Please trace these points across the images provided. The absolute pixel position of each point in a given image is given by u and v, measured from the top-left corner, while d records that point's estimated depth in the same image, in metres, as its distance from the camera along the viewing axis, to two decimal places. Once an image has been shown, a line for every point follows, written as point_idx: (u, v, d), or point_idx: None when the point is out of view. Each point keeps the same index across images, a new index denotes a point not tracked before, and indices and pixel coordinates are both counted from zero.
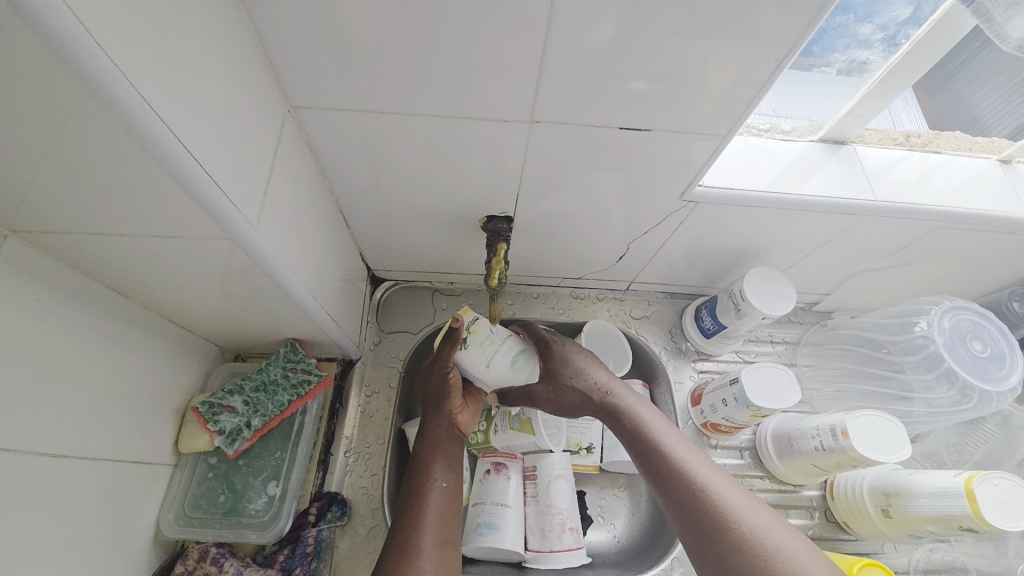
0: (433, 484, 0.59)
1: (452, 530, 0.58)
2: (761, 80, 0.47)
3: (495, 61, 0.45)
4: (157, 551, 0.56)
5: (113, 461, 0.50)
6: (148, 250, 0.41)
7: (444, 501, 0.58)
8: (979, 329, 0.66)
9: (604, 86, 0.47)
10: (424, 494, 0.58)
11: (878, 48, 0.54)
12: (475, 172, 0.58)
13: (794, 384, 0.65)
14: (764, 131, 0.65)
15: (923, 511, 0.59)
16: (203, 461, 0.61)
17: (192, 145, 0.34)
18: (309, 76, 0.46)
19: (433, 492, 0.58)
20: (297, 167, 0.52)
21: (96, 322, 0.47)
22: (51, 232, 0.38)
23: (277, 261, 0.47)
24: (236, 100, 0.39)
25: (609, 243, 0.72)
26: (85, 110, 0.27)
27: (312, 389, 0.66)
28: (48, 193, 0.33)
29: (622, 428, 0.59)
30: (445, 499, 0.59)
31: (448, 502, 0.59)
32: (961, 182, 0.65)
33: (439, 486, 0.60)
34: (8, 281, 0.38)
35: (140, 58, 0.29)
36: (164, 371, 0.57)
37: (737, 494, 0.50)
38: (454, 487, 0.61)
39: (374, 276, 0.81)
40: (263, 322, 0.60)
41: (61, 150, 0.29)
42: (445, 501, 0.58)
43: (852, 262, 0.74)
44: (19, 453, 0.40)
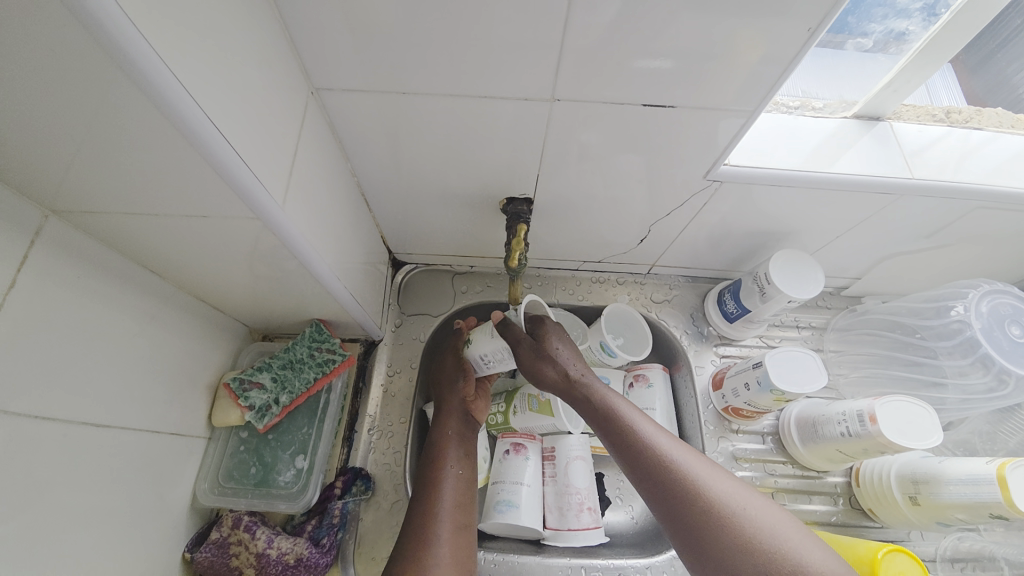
0: (449, 469, 0.60)
1: (470, 515, 0.58)
2: (793, 54, 0.45)
3: (515, 38, 0.44)
4: (193, 519, 0.59)
5: (151, 433, 0.53)
6: (180, 229, 0.43)
7: (458, 484, 0.59)
8: (1019, 314, 0.63)
9: (628, 64, 0.46)
10: (439, 478, 0.59)
11: (918, 17, 0.52)
12: (495, 154, 0.58)
13: (820, 369, 0.64)
14: (794, 108, 0.63)
15: (952, 499, 0.57)
16: (235, 435, 0.64)
17: (223, 127, 0.35)
18: (331, 58, 0.46)
19: (448, 475, 0.59)
20: (320, 149, 0.52)
21: (133, 301, 0.49)
22: (90, 212, 0.39)
23: (303, 242, 0.48)
24: (262, 82, 0.40)
25: (630, 225, 0.71)
26: (118, 90, 0.28)
27: (337, 368, 0.68)
28: (87, 174, 0.35)
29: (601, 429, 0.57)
30: (460, 484, 0.60)
31: (462, 487, 0.59)
32: (1004, 160, 0.62)
33: (454, 470, 0.61)
34: (52, 259, 0.40)
35: (169, 39, 0.29)
36: (197, 349, 0.59)
37: (720, 480, 0.49)
38: (467, 472, 0.62)
39: (396, 259, 0.82)
40: (289, 303, 0.61)
41: (98, 130, 0.31)
42: (461, 487, 0.59)
43: (885, 244, 0.71)
44: (65, 423, 0.42)
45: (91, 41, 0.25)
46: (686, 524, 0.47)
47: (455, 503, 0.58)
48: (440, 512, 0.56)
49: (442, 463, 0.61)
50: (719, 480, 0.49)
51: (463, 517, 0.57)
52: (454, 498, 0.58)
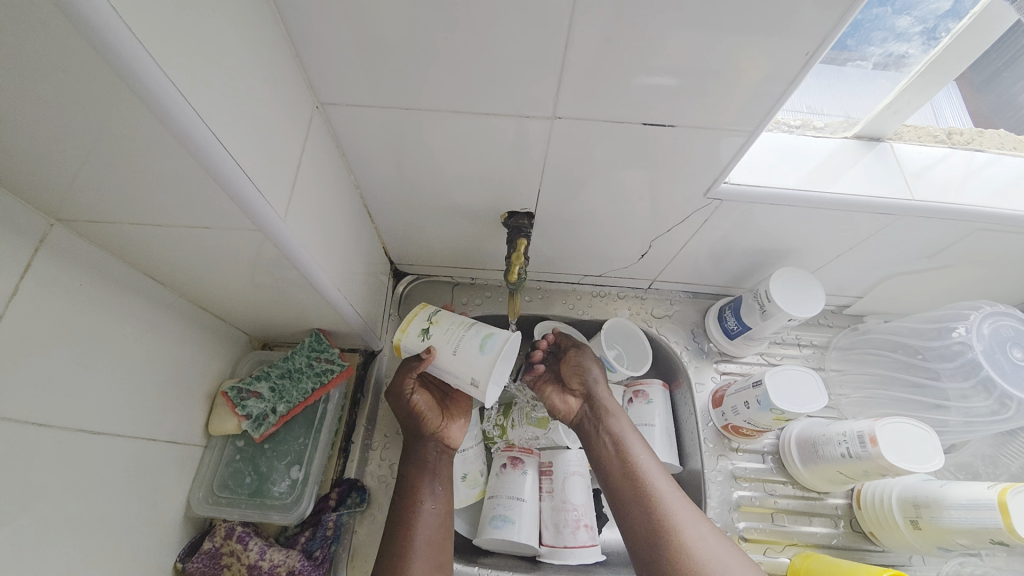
0: (423, 504, 0.60)
1: (447, 553, 0.59)
2: (793, 75, 0.45)
3: (517, 57, 0.45)
4: (187, 528, 0.59)
5: (147, 441, 0.53)
6: (184, 239, 0.43)
7: (436, 523, 0.60)
8: (1022, 336, 0.63)
9: (628, 83, 0.47)
10: (413, 516, 0.59)
11: (918, 40, 0.52)
12: (497, 169, 0.58)
13: (821, 390, 0.63)
14: (795, 128, 0.63)
15: (954, 523, 0.56)
16: (232, 443, 0.64)
17: (226, 139, 0.35)
18: (337, 73, 0.47)
19: (421, 513, 0.60)
20: (324, 161, 0.53)
21: (134, 308, 0.49)
22: (95, 221, 0.40)
23: (304, 253, 0.48)
24: (268, 96, 0.41)
25: (631, 240, 0.71)
26: (124, 105, 0.28)
27: (335, 377, 0.67)
28: (92, 184, 0.35)
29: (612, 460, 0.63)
30: (436, 520, 0.60)
31: (439, 524, 0.60)
32: (1008, 182, 0.62)
33: (429, 505, 0.61)
34: (55, 267, 0.40)
35: (177, 55, 0.30)
36: (197, 356, 0.60)
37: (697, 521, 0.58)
38: (445, 506, 0.62)
39: (397, 269, 0.83)
40: (290, 313, 0.62)
41: (103, 142, 0.31)
42: (436, 522, 0.60)
43: (887, 264, 0.71)
44: (61, 429, 0.42)
45: (95, 55, 0.26)
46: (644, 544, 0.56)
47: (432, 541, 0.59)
48: (413, 549, 0.57)
49: (415, 501, 0.60)
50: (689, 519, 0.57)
51: (439, 556, 0.59)
52: (430, 534, 0.59)
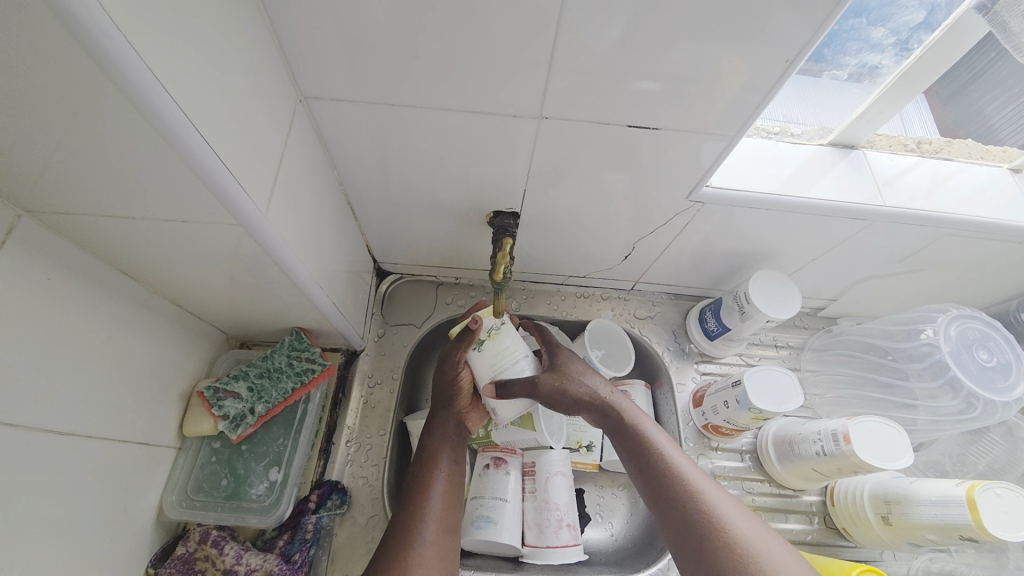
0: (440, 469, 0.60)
1: (456, 519, 0.57)
2: (773, 82, 0.47)
3: (504, 57, 0.45)
4: (159, 533, 0.57)
5: (118, 442, 0.51)
6: (159, 233, 0.42)
7: (449, 488, 0.59)
8: (986, 338, 0.65)
9: (614, 86, 0.47)
10: (428, 481, 0.58)
11: (891, 51, 0.54)
12: (483, 168, 0.58)
13: (795, 389, 0.65)
14: (774, 134, 0.65)
15: (923, 519, 0.58)
16: (207, 445, 0.62)
17: (208, 132, 0.34)
18: (322, 67, 0.47)
19: (439, 474, 0.59)
20: (307, 157, 0.52)
21: (105, 304, 0.48)
22: (65, 213, 0.38)
23: (286, 250, 0.47)
24: (251, 88, 0.40)
25: (615, 241, 0.72)
26: (101, 92, 0.28)
27: (316, 377, 0.66)
28: (63, 174, 0.34)
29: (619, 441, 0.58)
30: (448, 486, 0.59)
31: (452, 489, 0.59)
32: (973, 190, 0.65)
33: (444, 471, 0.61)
34: (21, 260, 0.39)
35: (157, 43, 0.29)
36: (171, 355, 0.58)
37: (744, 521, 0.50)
38: (456, 475, 0.61)
39: (380, 268, 0.82)
40: (270, 311, 0.61)
41: (78, 131, 0.30)
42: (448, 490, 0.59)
43: (860, 267, 0.73)
44: (26, 430, 0.41)
45: (71, 39, 0.25)
46: (685, 537, 0.49)
47: (443, 507, 0.57)
48: (429, 510, 0.56)
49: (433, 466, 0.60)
50: (715, 495, 0.52)
51: (449, 521, 0.57)
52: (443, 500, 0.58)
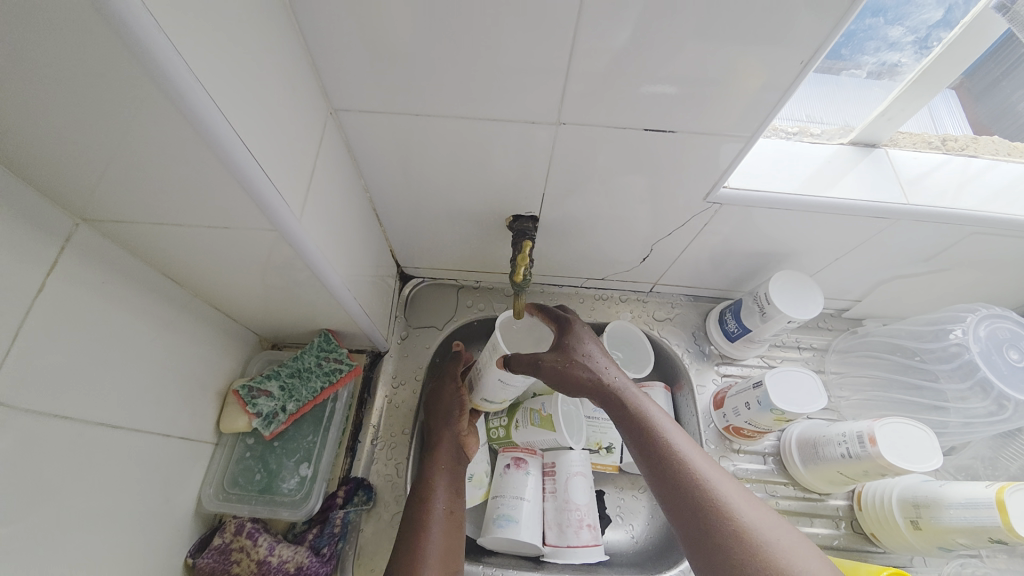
0: (435, 508, 0.61)
1: (457, 562, 0.58)
2: (788, 83, 0.47)
3: (523, 65, 0.47)
4: (197, 524, 0.60)
5: (161, 436, 0.54)
6: (203, 238, 0.45)
7: (447, 528, 0.60)
8: (1017, 338, 0.64)
9: (630, 90, 0.49)
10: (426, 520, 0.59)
11: (910, 49, 0.54)
12: (503, 173, 0.60)
13: (821, 391, 0.64)
14: (792, 134, 0.65)
15: (954, 522, 0.57)
16: (241, 441, 0.65)
17: (249, 143, 0.37)
18: (350, 80, 0.49)
19: (435, 514, 0.60)
20: (336, 165, 0.55)
21: (152, 306, 0.51)
22: (118, 220, 0.42)
23: (317, 254, 0.50)
24: (286, 102, 0.43)
25: (633, 244, 0.73)
26: (156, 108, 0.30)
27: (343, 377, 0.69)
28: (119, 184, 0.37)
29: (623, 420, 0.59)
30: (446, 523, 0.60)
31: (449, 529, 0.60)
32: (1000, 187, 0.63)
33: (441, 507, 0.61)
34: (80, 264, 0.42)
35: (206, 64, 0.32)
36: (210, 356, 0.61)
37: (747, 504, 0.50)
38: (456, 510, 0.62)
39: (403, 272, 0.84)
40: (300, 313, 0.63)
41: (135, 144, 0.33)
42: (447, 528, 0.60)
43: (885, 267, 0.72)
44: (81, 422, 0.44)
45: (132, 60, 0.27)
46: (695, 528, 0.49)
47: (444, 549, 0.58)
48: (427, 553, 0.56)
49: (429, 503, 0.61)
50: (727, 487, 0.51)
51: (450, 563, 0.58)
52: (443, 544, 0.58)
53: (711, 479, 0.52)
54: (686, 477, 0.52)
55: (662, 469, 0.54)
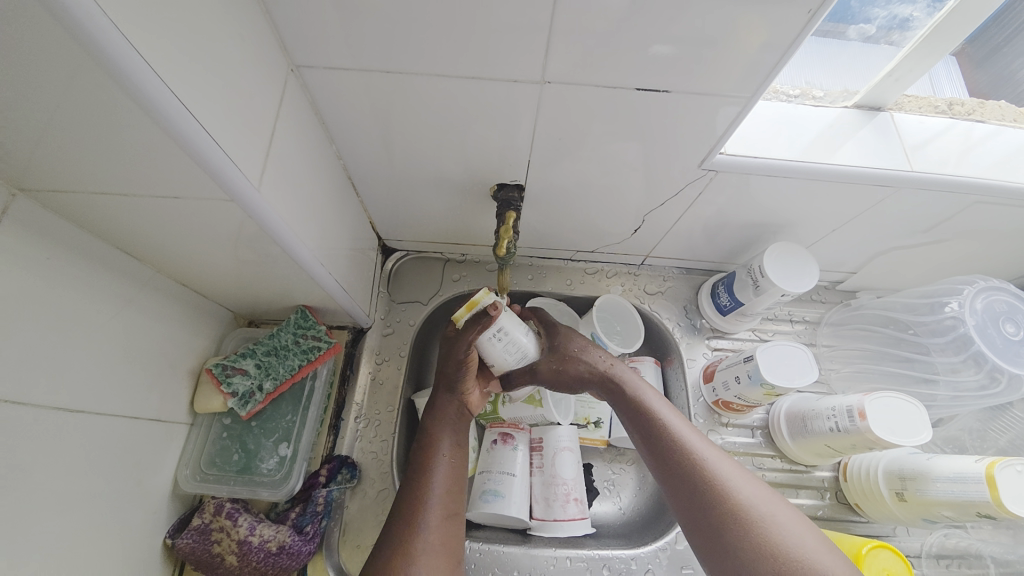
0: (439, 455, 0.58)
1: (459, 502, 0.57)
2: (793, 40, 0.43)
3: (503, 19, 0.42)
4: (175, 505, 0.59)
5: (130, 418, 0.52)
6: (155, 210, 0.41)
7: (450, 472, 0.58)
8: (1014, 311, 0.62)
9: (621, 49, 0.45)
10: (428, 463, 0.57)
11: (923, 2, 0.50)
12: (485, 139, 0.56)
13: (811, 363, 0.63)
14: (794, 97, 0.61)
15: (939, 496, 0.57)
16: (218, 421, 0.63)
17: (192, 104, 0.33)
18: (312, 35, 0.44)
19: (438, 463, 0.57)
20: (302, 130, 0.51)
21: (109, 283, 0.48)
22: (58, 191, 0.38)
23: (283, 227, 0.46)
24: (237, 55, 0.38)
25: (624, 215, 0.70)
26: (64, 53, 0.26)
27: (322, 354, 0.67)
28: (48, 151, 0.33)
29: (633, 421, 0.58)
30: (451, 466, 0.58)
31: (453, 472, 0.58)
32: (1006, 154, 0.60)
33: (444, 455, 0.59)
34: (18, 239, 0.38)
35: (132, 10, 0.28)
36: (179, 334, 0.58)
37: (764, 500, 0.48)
38: (460, 458, 0.60)
39: (386, 245, 0.81)
40: (274, 289, 0.60)
41: (50, 97, 0.28)
42: (451, 472, 0.58)
43: (882, 239, 0.70)
44: (36, 408, 0.41)
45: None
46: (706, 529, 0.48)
47: (446, 490, 0.56)
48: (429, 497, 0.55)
49: (432, 450, 0.58)
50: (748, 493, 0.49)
51: (452, 504, 0.56)
52: (446, 484, 0.57)
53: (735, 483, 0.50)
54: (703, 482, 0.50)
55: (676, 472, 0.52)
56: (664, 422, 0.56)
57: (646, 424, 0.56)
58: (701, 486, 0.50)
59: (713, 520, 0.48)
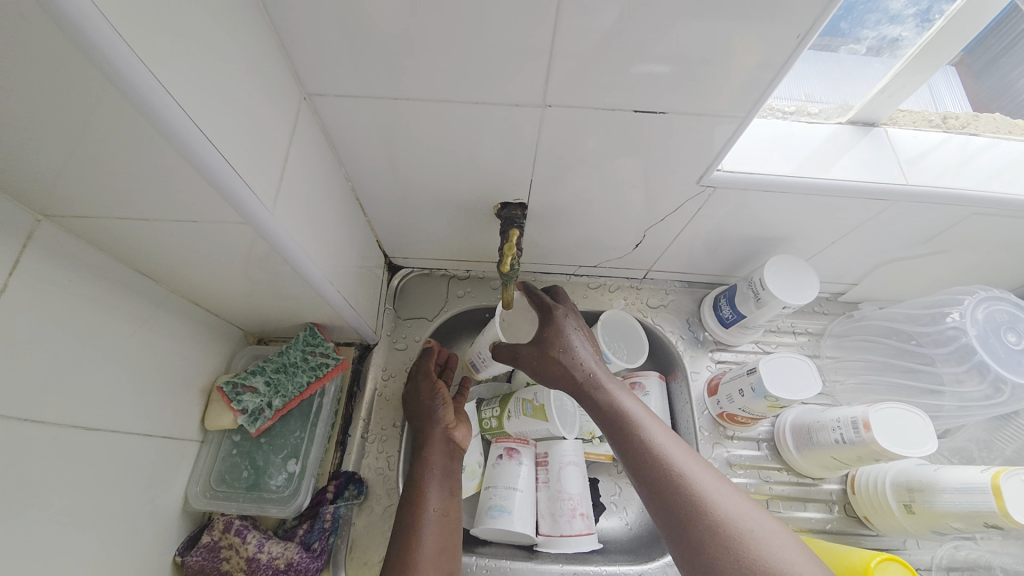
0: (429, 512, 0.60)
1: (453, 558, 0.59)
2: (785, 60, 0.45)
3: (506, 46, 0.44)
4: (185, 522, 0.59)
5: (143, 436, 0.53)
6: (173, 233, 0.43)
7: (440, 527, 0.59)
8: (1015, 321, 0.63)
9: (619, 71, 0.46)
10: (419, 522, 0.59)
11: (912, 23, 0.52)
12: (488, 158, 0.58)
13: (816, 374, 0.64)
14: (789, 114, 0.63)
15: (948, 507, 0.57)
16: (228, 438, 0.64)
17: (211, 133, 0.35)
18: (324, 64, 0.47)
19: (427, 521, 0.59)
20: (312, 153, 0.52)
21: (126, 303, 0.49)
22: (81, 216, 0.40)
23: (294, 246, 0.48)
24: (253, 87, 0.40)
25: (626, 230, 0.71)
26: (98, 90, 0.28)
27: (330, 371, 0.68)
28: (73, 178, 0.35)
29: (610, 427, 0.59)
30: (440, 525, 0.60)
31: (444, 528, 0.60)
32: (1001, 166, 0.61)
33: (434, 513, 0.60)
34: (42, 262, 0.40)
35: (158, 48, 0.30)
36: (192, 352, 0.60)
37: (733, 502, 0.49)
38: (450, 512, 0.62)
39: (392, 263, 0.82)
40: (284, 307, 0.62)
41: (79, 129, 0.30)
42: (441, 525, 0.60)
43: (882, 250, 0.71)
44: (54, 425, 0.42)
45: (60, 32, 0.25)
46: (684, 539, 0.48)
47: (437, 545, 0.58)
48: (420, 556, 0.56)
49: (421, 506, 0.60)
50: (722, 492, 0.50)
51: (446, 561, 0.58)
52: (437, 538, 0.59)
53: (706, 488, 0.50)
54: (674, 486, 0.51)
55: (649, 478, 0.53)
56: (638, 427, 0.57)
57: (620, 427, 0.58)
58: (672, 491, 0.51)
59: (685, 526, 0.49)
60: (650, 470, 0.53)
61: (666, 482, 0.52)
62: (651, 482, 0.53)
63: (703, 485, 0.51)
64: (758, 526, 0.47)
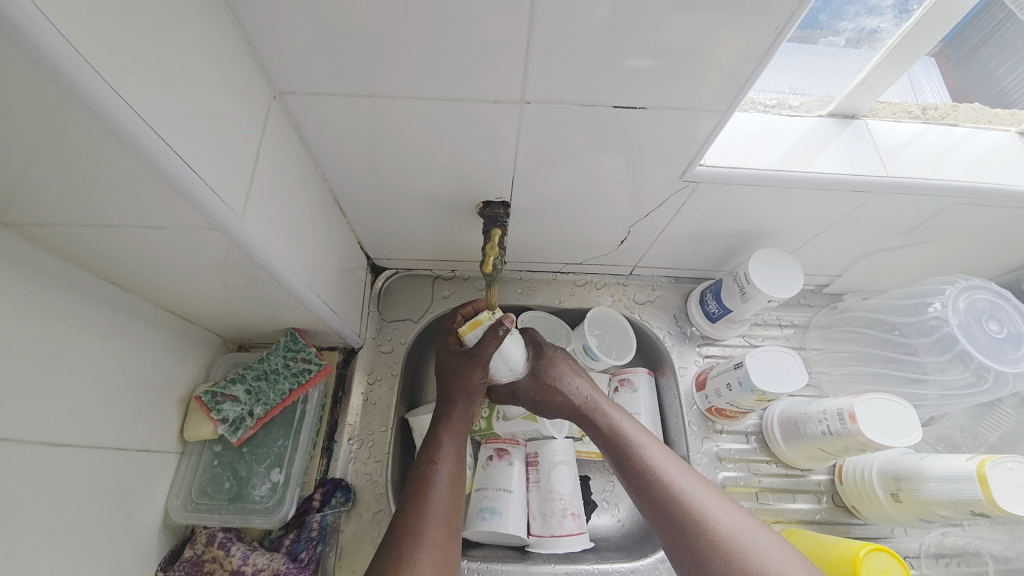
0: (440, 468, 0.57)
1: (460, 518, 0.55)
2: (764, 52, 0.44)
3: (481, 41, 0.43)
4: (167, 536, 0.58)
5: (118, 450, 0.51)
6: (141, 240, 0.41)
7: (451, 485, 0.56)
8: (996, 309, 0.64)
9: (598, 66, 0.46)
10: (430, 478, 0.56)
11: (890, 14, 0.52)
12: (468, 157, 0.57)
13: (800, 368, 0.64)
14: (770, 107, 0.63)
15: (935, 495, 0.57)
16: (208, 449, 0.62)
17: (170, 136, 0.33)
18: (294, 62, 0.45)
19: (439, 477, 0.56)
20: (286, 154, 0.51)
21: (95, 314, 0.47)
22: (40, 224, 0.38)
23: (268, 251, 0.47)
24: (219, 86, 0.39)
25: (610, 227, 0.70)
26: (42, 91, 0.26)
27: (312, 377, 0.66)
28: (27, 185, 0.33)
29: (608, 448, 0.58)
30: (451, 483, 0.56)
31: (453, 487, 0.56)
32: (979, 156, 0.62)
33: (446, 470, 0.57)
34: (2, 274, 0.38)
35: (109, 48, 0.28)
36: (168, 362, 0.58)
37: (734, 518, 0.50)
38: (460, 473, 0.58)
39: (375, 264, 0.81)
40: (263, 313, 0.60)
41: (27, 134, 0.29)
42: (452, 485, 0.56)
43: (863, 242, 0.72)
44: (21, 443, 0.41)
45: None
46: (689, 557, 0.48)
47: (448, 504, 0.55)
48: (430, 512, 0.53)
49: (433, 463, 0.57)
50: (723, 508, 0.51)
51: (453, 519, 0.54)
52: (447, 497, 0.55)
53: (708, 505, 0.51)
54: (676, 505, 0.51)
55: (650, 499, 0.52)
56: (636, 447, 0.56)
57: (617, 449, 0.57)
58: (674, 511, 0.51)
59: (689, 545, 0.49)
60: (650, 490, 0.53)
61: (668, 501, 0.51)
62: (651, 502, 0.52)
63: (705, 502, 0.51)
64: (759, 539, 0.48)
